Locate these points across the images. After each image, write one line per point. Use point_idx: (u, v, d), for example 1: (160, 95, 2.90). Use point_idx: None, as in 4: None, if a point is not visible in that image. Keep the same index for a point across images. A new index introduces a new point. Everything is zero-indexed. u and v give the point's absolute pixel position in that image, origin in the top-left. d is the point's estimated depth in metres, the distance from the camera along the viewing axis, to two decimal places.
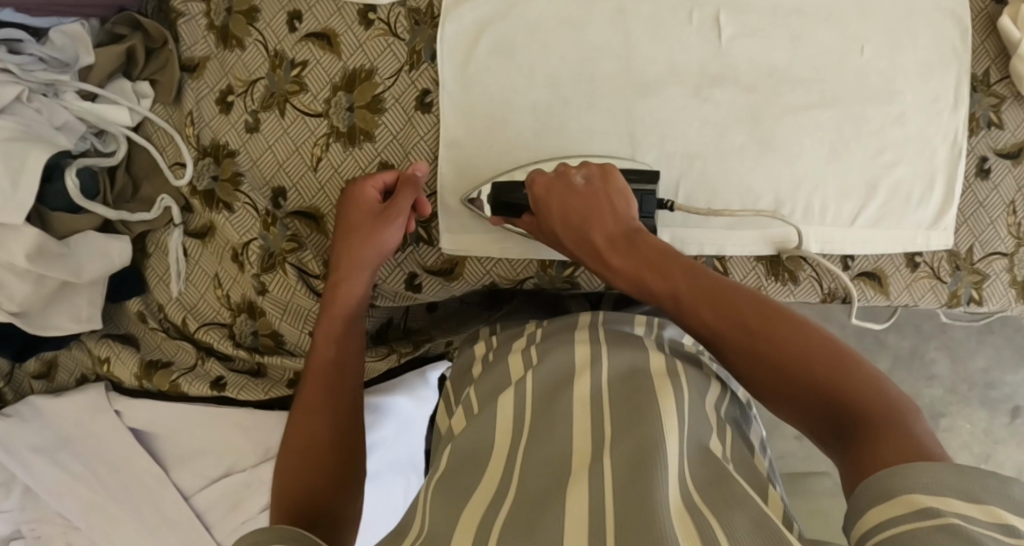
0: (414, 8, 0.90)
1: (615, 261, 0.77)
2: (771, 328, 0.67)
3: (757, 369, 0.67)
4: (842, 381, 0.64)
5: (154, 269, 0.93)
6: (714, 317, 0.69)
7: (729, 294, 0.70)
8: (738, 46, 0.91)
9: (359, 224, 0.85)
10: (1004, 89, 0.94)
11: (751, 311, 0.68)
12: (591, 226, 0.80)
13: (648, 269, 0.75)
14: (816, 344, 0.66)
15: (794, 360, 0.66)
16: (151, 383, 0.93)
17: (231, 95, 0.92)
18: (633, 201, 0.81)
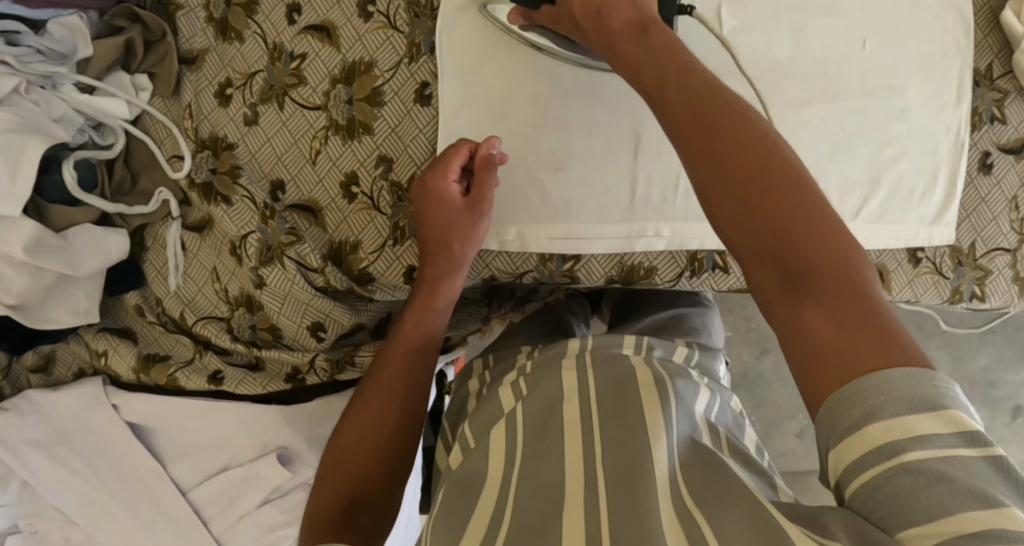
0: (414, 0, 0.89)
1: (620, 47, 0.71)
2: (751, 158, 0.61)
3: (720, 193, 0.61)
4: (801, 208, 0.59)
5: (152, 262, 0.93)
6: (689, 121, 0.63)
7: (727, 109, 0.63)
8: (739, 39, 0.91)
9: (448, 220, 0.84)
10: (1007, 83, 0.94)
11: (725, 125, 0.62)
12: (604, 11, 0.73)
13: (646, 65, 0.69)
14: (793, 184, 0.60)
15: (757, 171, 0.60)
16: (149, 377, 0.92)
17: (230, 88, 0.92)
18: (650, 1, 0.74)
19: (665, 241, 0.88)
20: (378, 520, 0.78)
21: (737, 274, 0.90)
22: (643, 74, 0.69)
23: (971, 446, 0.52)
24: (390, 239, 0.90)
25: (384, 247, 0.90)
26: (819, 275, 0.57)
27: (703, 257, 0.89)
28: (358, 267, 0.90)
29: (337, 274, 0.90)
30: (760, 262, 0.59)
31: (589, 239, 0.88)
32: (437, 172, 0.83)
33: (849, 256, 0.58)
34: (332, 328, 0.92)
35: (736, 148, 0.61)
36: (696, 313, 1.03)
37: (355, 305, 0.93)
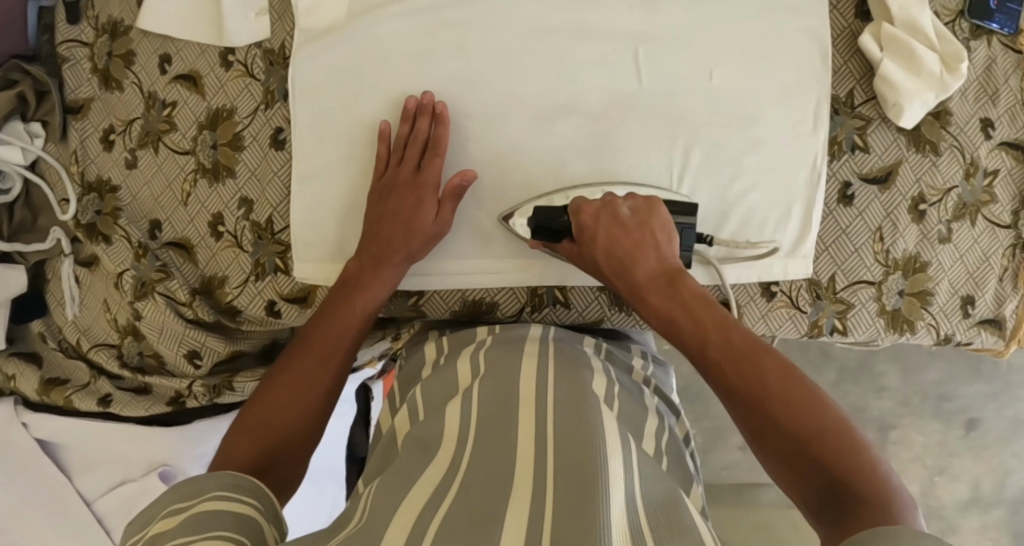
0: (269, 49, 0.94)
1: (650, 302, 0.79)
2: (771, 384, 0.71)
3: (760, 425, 0.71)
4: (836, 448, 0.68)
5: (53, 293, 1.01)
6: (728, 374, 0.73)
7: (739, 341, 0.74)
8: (579, 72, 0.90)
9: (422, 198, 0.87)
10: (870, 111, 0.91)
11: (766, 381, 0.71)
12: (636, 260, 0.80)
13: (680, 318, 0.77)
14: (807, 406, 0.70)
15: (808, 439, 0.69)
16: (49, 398, 1.01)
17: (112, 134, 0.99)
18: (671, 246, 0.82)
19: (503, 276, 0.91)
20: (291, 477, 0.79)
21: (578, 310, 0.92)
22: (681, 324, 0.77)
23: None
24: (252, 275, 0.95)
25: (248, 282, 0.95)
26: (852, 488, 0.66)
27: (543, 293, 0.92)
28: (224, 300, 0.96)
29: (204, 307, 0.97)
30: (791, 479, 0.69)
31: (432, 275, 0.91)
32: (438, 142, 0.88)
33: (874, 477, 0.66)
34: (207, 356, 0.98)
35: (749, 379, 0.72)
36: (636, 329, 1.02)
37: (230, 334, 0.99)
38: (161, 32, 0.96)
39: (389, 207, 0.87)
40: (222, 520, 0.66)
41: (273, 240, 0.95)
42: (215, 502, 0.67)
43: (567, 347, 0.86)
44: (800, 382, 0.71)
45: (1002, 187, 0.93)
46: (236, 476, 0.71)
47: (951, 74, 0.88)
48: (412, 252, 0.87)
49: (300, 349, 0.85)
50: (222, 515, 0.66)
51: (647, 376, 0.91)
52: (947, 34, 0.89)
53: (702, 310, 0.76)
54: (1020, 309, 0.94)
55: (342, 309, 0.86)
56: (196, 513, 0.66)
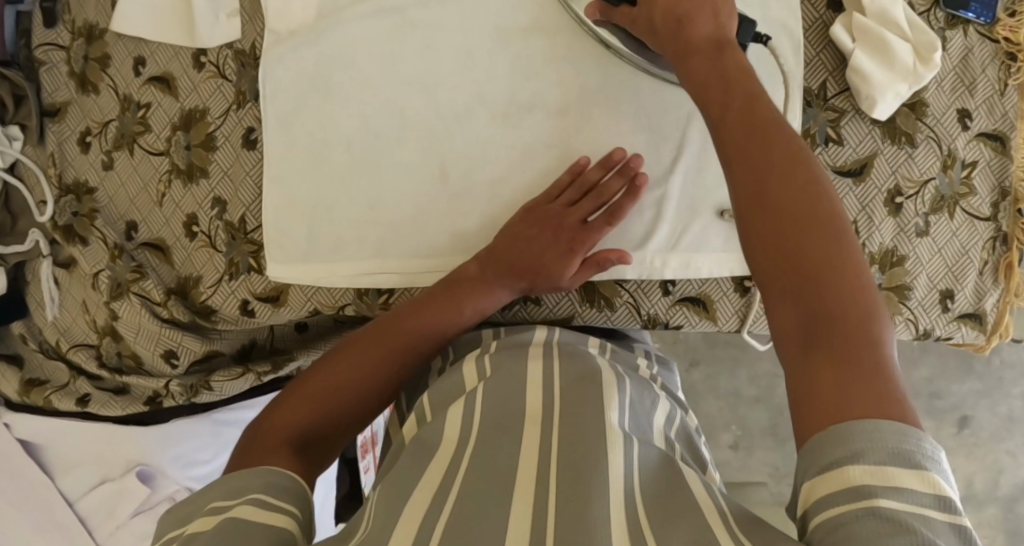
0: (240, 50, 0.95)
1: (694, 64, 0.72)
2: (798, 178, 0.61)
3: (757, 199, 0.61)
4: (839, 259, 0.58)
5: (33, 295, 1.02)
6: (750, 154, 0.63)
7: (777, 135, 0.63)
8: (546, 69, 0.90)
9: (560, 232, 0.84)
10: (843, 102, 0.90)
11: (785, 179, 0.61)
12: (682, 21, 0.74)
13: (712, 92, 0.69)
14: (829, 216, 0.59)
15: (805, 252, 0.58)
16: (29, 399, 1.01)
17: (89, 136, 1.00)
18: (732, 20, 0.75)
19: None
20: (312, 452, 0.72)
21: (549, 307, 0.91)
22: (713, 97, 0.68)
23: (942, 510, 0.49)
24: (226, 274, 0.96)
25: (221, 281, 0.96)
26: (841, 324, 0.56)
27: None
28: (199, 300, 0.97)
29: (179, 307, 0.97)
30: (777, 292, 0.58)
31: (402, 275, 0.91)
32: (613, 179, 0.85)
33: (871, 322, 0.56)
34: (184, 355, 0.98)
35: (777, 180, 0.61)
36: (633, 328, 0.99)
37: (207, 334, 0.99)
38: (135, 35, 0.97)
39: (519, 229, 0.85)
40: (259, 531, 0.58)
41: (246, 240, 0.95)
42: (255, 505, 0.61)
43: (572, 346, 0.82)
44: (829, 199, 0.60)
45: (980, 178, 0.92)
46: (275, 473, 0.65)
47: (925, 65, 0.87)
48: (532, 275, 0.84)
49: (382, 329, 0.80)
50: (260, 524, 0.59)
51: (653, 374, 0.87)
52: (920, 24, 0.88)
53: (739, 99, 0.67)
54: (1001, 304, 0.92)
55: (444, 307, 0.82)
56: (233, 518, 0.59)
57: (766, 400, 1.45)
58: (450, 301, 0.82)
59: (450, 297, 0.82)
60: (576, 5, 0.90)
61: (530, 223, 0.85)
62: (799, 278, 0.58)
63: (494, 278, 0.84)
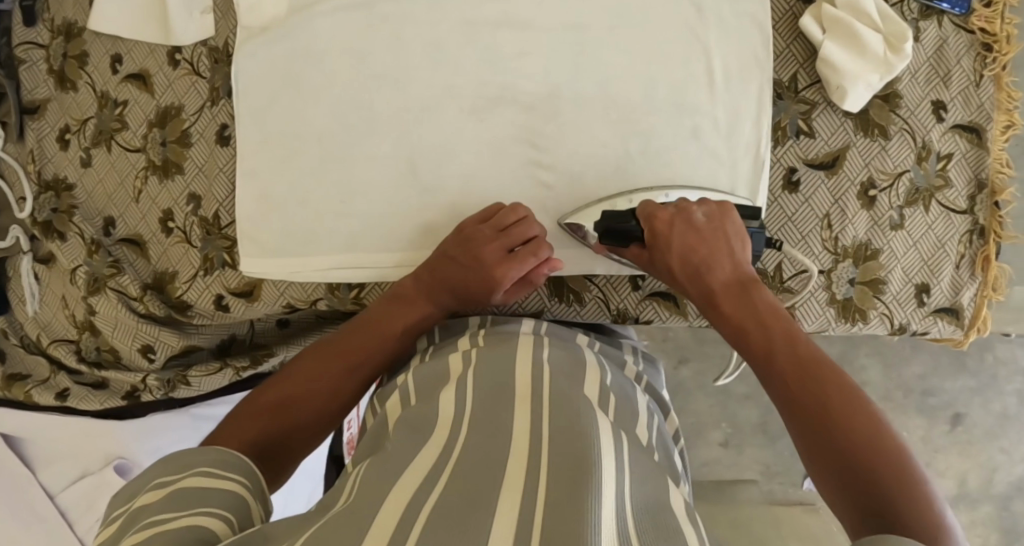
0: (214, 47, 0.96)
1: (727, 313, 0.77)
2: (835, 399, 0.68)
3: (806, 428, 0.69)
4: (900, 485, 0.64)
5: (13, 290, 1.03)
6: (803, 408, 0.69)
7: (824, 382, 0.70)
8: (515, 64, 0.91)
9: (475, 265, 0.83)
10: (814, 95, 0.89)
11: (842, 413, 0.68)
12: (709, 271, 0.79)
13: (755, 329, 0.75)
14: (886, 451, 0.66)
15: (870, 480, 0.64)
16: (9, 393, 1.02)
17: (68, 133, 1.01)
18: (745, 252, 0.81)
19: None
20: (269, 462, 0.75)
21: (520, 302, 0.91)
22: (754, 334, 0.75)
23: None
24: (201, 269, 0.96)
25: (196, 277, 0.97)
26: (908, 530, 0.62)
27: None
28: (175, 294, 0.98)
29: (155, 302, 0.98)
30: (842, 506, 0.65)
31: (373, 269, 0.92)
32: (523, 224, 0.85)
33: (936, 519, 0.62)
34: (161, 350, 1.00)
35: (814, 395, 0.69)
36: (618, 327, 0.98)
37: (184, 329, 1.00)
38: (111, 33, 0.98)
39: (447, 252, 0.85)
40: (213, 503, 0.63)
41: (220, 235, 0.96)
42: (201, 483, 0.65)
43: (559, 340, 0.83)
44: (863, 405, 0.68)
45: (956, 171, 0.90)
46: (228, 454, 0.70)
47: (896, 55, 0.86)
48: (467, 297, 0.84)
49: (336, 351, 0.82)
50: (213, 495, 0.64)
51: (637, 372, 0.87)
52: (891, 14, 0.86)
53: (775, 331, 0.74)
54: (979, 298, 0.91)
55: (388, 315, 0.83)
56: (186, 490, 0.64)
57: (756, 397, 1.45)
58: (393, 310, 0.84)
59: (383, 306, 0.84)
60: (576, 224, 0.88)
61: (445, 263, 0.84)
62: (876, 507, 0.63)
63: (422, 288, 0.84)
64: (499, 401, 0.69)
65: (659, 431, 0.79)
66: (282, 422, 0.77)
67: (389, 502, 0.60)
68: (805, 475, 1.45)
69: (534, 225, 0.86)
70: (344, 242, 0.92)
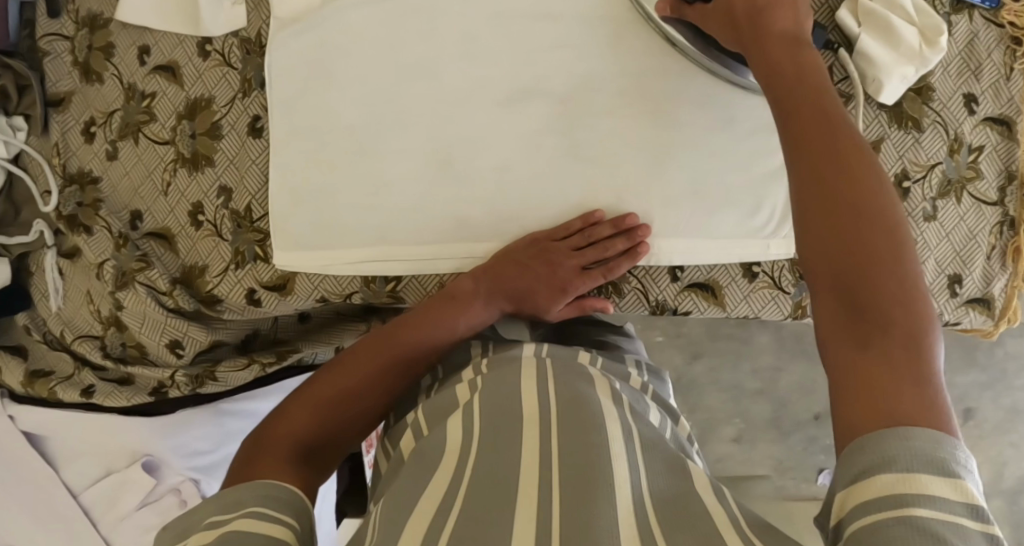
0: (246, 38, 0.94)
1: (762, 43, 0.73)
2: (855, 172, 0.60)
3: (815, 189, 0.61)
4: (886, 260, 0.57)
5: (36, 286, 1.02)
6: (807, 133, 0.64)
7: (839, 137, 0.62)
8: (547, 56, 0.89)
9: (552, 280, 0.86)
10: (850, 87, 0.90)
11: (846, 174, 0.60)
12: (768, 6, 0.74)
13: (779, 67, 0.70)
14: (885, 227, 0.58)
15: (855, 230, 0.58)
16: (33, 390, 1.01)
17: (94, 126, 0.99)
18: (808, 11, 0.75)
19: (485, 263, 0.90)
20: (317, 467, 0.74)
21: None
22: (778, 71, 0.70)
23: (976, 519, 0.49)
24: (232, 263, 0.95)
25: (227, 270, 0.95)
26: (890, 321, 0.55)
27: None
28: (205, 289, 0.96)
29: (184, 296, 0.96)
30: (823, 288, 0.59)
31: (407, 261, 0.91)
32: (604, 242, 0.87)
33: (922, 321, 0.55)
34: (189, 345, 0.98)
35: (833, 168, 0.61)
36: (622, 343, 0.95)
37: (211, 324, 0.99)
38: (138, 24, 0.96)
39: (517, 257, 0.87)
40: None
41: (252, 229, 0.95)
42: (251, 528, 0.61)
43: (563, 357, 0.80)
44: (886, 191, 0.60)
45: (987, 163, 0.91)
46: (270, 485, 0.66)
47: (931, 48, 0.87)
48: (529, 304, 0.86)
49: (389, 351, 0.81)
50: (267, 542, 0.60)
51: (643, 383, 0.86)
52: (926, 8, 0.87)
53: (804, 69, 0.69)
54: (1010, 289, 0.93)
55: (442, 316, 0.83)
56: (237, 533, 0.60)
57: (769, 392, 1.42)
58: (451, 314, 0.83)
59: (453, 302, 0.84)
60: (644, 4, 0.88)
61: (519, 267, 0.86)
62: (843, 282, 0.57)
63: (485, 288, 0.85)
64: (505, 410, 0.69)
65: (677, 435, 0.78)
66: (331, 421, 0.76)
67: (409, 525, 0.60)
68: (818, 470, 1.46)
69: (619, 240, 0.87)
70: (377, 236, 0.91)
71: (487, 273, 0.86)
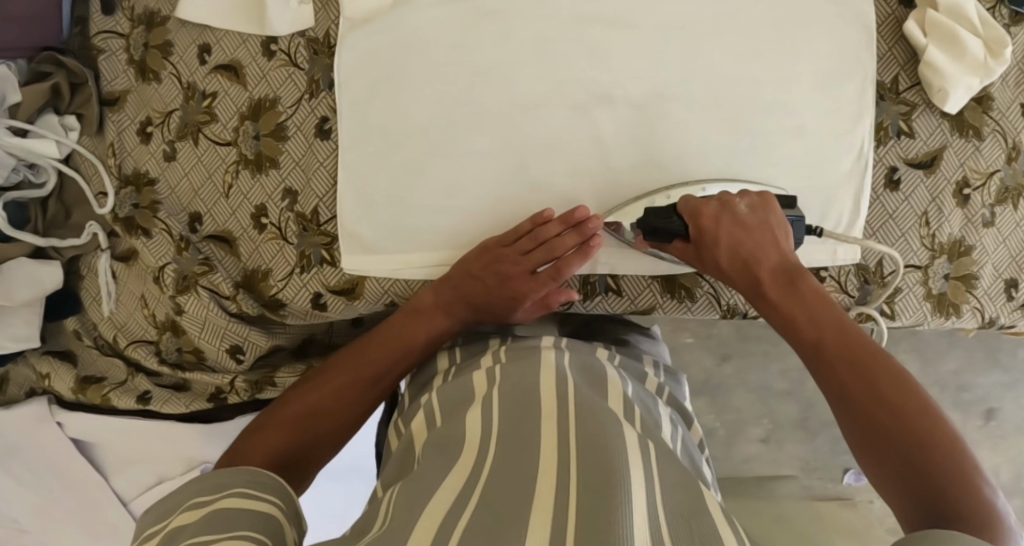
0: (313, 38, 0.93)
1: (774, 294, 0.79)
2: (889, 395, 0.70)
3: (860, 423, 0.71)
4: (936, 462, 0.66)
5: (88, 289, 1.00)
6: (843, 372, 0.73)
7: (868, 373, 0.71)
8: (624, 61, 0.90)
9: (507, 290, 0.86)
10: (914, 96, 0.92)
11: (885, 396, 0.70)
12: (758, 258, 0.80)
13: (798, 316, 0.77)
14: (929, 432, 0.68)
15: (903, 446, 0.68)
16: (85, 397, 0.99)
17: (150, 126, 0.97)
18: (789, 238, 0.82)
19: None
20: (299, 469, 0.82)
21: (630, 298, 0.92)
22: (797, 322, 0.77)
23: None
24: (297, 267, 0.94)
25: (292, 275, 0.94)
26: (958, 513, 0.63)
27: (595, 281, 0.91)
28: (268, 293, 0.95)
29: (248, 301, 0.95)
30: (890, 490, 0.68)
31: None
32: (552, 242, 0.85)
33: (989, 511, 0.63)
34: (249, 350, 0.97)
35: (870, 402, 0.71)
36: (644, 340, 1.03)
37: (271, 328, 0.98)
38: (199, 22, 0.94)
39: (469, 269, 0.87)
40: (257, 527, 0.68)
41: (318, 232, 0.93)
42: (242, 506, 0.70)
43: (579, 353, 0.86)
44: (920, 400, 0.70)
45: None
46: (259, 473, 0.74)
47: (995, 60, 0.89)
48: (489, 311, 0.88)
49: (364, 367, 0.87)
50: (259, 520, 0.69)
51: (658, 383, 0.92)
52: (990, 20, 0.90)
53: (817, 307, 0.77)
54: None
55: (405, 333, 0.88)
56: (229, 511, 0.69)
57: (796, 394, 1.44)
58: (418, 328, 0.88)
59: (416, 318, 0.88)
60: (617, 225, 0.88)
61: (476, 281, 0.87)
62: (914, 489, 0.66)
63: (445, 304, 0.88)
64: (525, 417, 0.71)
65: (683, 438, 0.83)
66: (308, 433, 0.84)
67: (421, 523, 0.62)
68: (844, 470, 1.47)
69: (569, 237, 0.85)
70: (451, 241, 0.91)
71: (442, 290, 0.88)
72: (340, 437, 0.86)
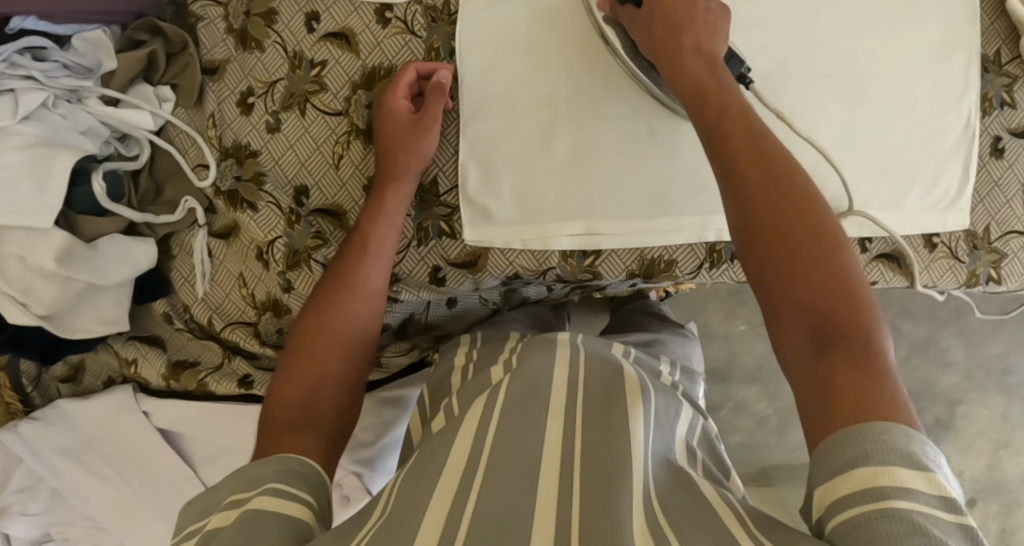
0: (431, 6, 0.91)
1: (684, 66, 0.77)
2: (792, 206, 0.67)
3: (755, 203, 0.67)
4: (831, 281, 0.64)
5: (179, 270, 0.94)
6: (745, 162, 0.69)
7: (791, 187, 0.68)
8: (744, 32, 0.91)
9: (392, 133, 0.88)
10: (1016, 68, 0.94)
11: (790, 203, 0.67)
12: (680, 31, 0.78)
13: (711, 105, 0.73)
14: (833, 257, 0.65)
15: (803, 257, 0.65)
16: (179, 383, 0.95)
17: (251, 96, 0.93)
18: (719, 50, 0.79)
19: (684, 234, 0.90)
20: (335, 444, 0.76)
21: None
22: (707, 114, 0.73)
23: (949, 509, 0.55)
24: (414, 240, 0.91)
25: (409, 247, 0.91)
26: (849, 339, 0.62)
27: (722, 249, 0.91)
28: None
29: None
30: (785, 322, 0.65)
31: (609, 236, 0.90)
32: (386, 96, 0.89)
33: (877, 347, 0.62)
34: None
35: (775, 189, 0.67)
36: (674, 339, 1.08)
37: None
38: None
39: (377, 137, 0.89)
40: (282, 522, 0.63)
41: (438, 203, 0.92)
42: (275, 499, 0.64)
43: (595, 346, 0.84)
44: (830, 231, 0.66)
45: None
46: (287, 460, 0.69)
47: None
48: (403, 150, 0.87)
49: (321, 302, 0.84)
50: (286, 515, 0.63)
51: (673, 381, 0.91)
52: None
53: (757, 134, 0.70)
54: None
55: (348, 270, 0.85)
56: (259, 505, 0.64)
57: None
58: (359, 253, 0.86)
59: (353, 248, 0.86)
60: None
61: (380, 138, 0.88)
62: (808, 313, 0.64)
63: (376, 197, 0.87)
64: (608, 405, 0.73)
65: (703, 433, 0.81)
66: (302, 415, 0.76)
67: (434, 501, 0.62)
68: None
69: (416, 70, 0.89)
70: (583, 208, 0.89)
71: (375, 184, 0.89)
72: (336, 402, 0.79)
